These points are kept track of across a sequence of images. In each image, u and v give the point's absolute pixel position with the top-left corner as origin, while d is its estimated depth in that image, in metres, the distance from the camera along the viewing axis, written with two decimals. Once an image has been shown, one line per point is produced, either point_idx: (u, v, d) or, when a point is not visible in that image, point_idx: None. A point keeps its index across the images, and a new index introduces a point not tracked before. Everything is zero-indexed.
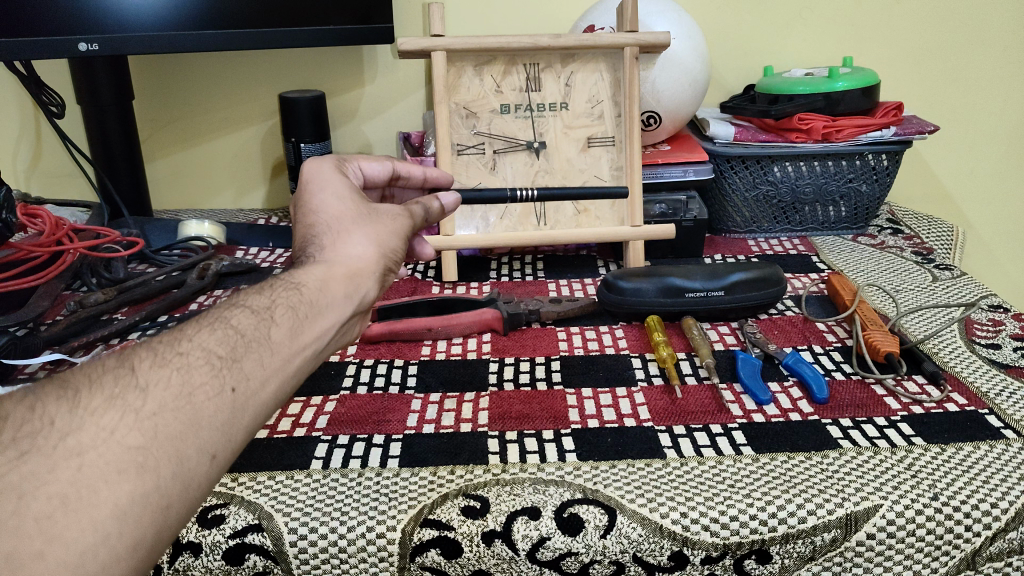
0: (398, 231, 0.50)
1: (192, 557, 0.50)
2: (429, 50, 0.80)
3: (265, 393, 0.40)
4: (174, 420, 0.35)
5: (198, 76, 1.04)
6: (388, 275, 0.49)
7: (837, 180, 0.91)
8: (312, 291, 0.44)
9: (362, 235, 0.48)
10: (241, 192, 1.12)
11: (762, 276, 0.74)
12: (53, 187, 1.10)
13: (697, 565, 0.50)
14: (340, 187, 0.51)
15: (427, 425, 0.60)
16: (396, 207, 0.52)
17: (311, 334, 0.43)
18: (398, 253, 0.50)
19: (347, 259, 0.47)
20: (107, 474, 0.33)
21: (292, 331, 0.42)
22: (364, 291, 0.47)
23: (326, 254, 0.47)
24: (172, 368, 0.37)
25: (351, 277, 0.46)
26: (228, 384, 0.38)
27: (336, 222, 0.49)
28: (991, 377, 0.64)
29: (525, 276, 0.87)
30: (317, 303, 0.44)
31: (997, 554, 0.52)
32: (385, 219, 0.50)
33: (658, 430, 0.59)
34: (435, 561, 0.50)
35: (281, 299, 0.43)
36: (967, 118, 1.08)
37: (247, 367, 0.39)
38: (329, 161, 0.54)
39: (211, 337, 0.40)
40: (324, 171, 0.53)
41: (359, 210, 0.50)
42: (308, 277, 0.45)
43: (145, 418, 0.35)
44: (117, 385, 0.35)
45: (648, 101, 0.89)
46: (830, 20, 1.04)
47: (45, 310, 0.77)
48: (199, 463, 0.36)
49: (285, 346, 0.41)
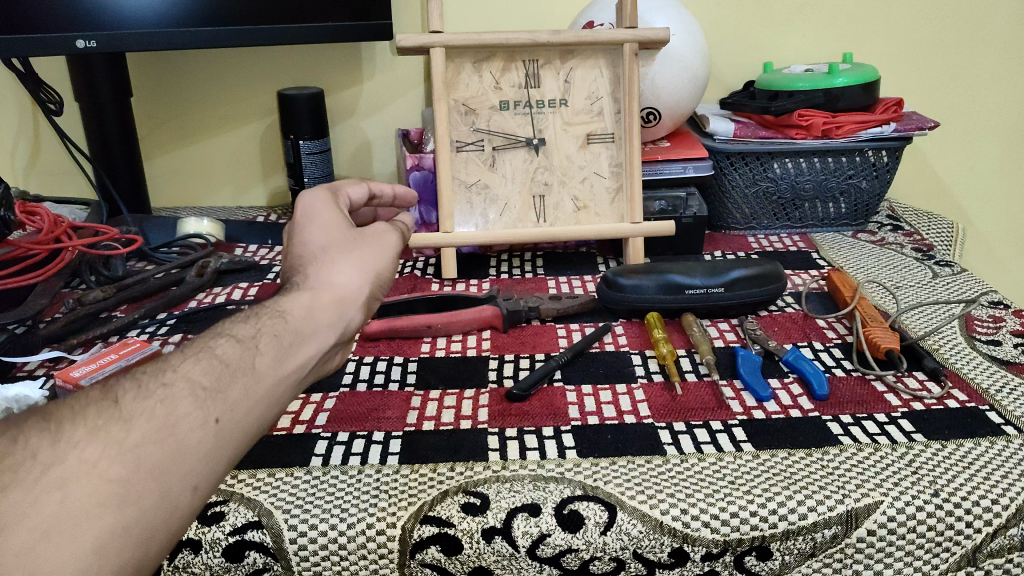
0: (386, 254, 0.51)
1: (192, 554, 0.50)
2: (427, 46, 0.80)
3: (248, 423, 0.40)
4: (158, 451, 0.36)
5: (197, 73, 1.04)
6: (377, 298, 0.50)
7: (837, 177, 0.90)
8: (297, 319, 0.45)
9: (349, 260, 0.49)
10: (239, 190, 1.12)
11: (763, 272, 0.74)
12: (52, 185, 1.10)
13: (697, 562, 0.50)
14: (331, 215, 0.52)
15: (428, 422, 0.60)
16: (387, 230, 0.52)
17: (294, 362, 0.43)
18: (385, 281, 0.50)
19: (333, 285, 0.47)
20: (89, 507, 0.32)
21: (277, 358, 0.43)
22: (351, 317, 0.47)
23: (311, 281, 0.47)
24: (156, 399, 0.37)
25: (337, 303, 0.47)
26: (211, 414, 0.38)
27: (325, 249, 0.49)
28: (991, 373, 0.64)
29: (525, 273, 0.87)
30: (301, 331, 0.44)
31: (998, 550, 0.51)
32: (374, 248, 0.50)
33: (659, 426, 0.59)
34: (435, 558, 0.50)
35: (266, 328, 0.44)
36: (967, 114, 1.08)
37: (231, 398, 0.39)
38: (322, 188, 0.55)
39: (195, 367, 0.40)
40: (314, 198, 0.53)
41: (349, 238, 0.50)
42: (292, 305, 0.45)
43: (128, 450, 0.35)
44: (100, 417, 0.35)
45: (648, 97, 0.89)
46: (830, 16, 1.03)
47: (44, 308, 0.76)
48: (182, 494, 0.36)
49: (269, 373, 0.42)
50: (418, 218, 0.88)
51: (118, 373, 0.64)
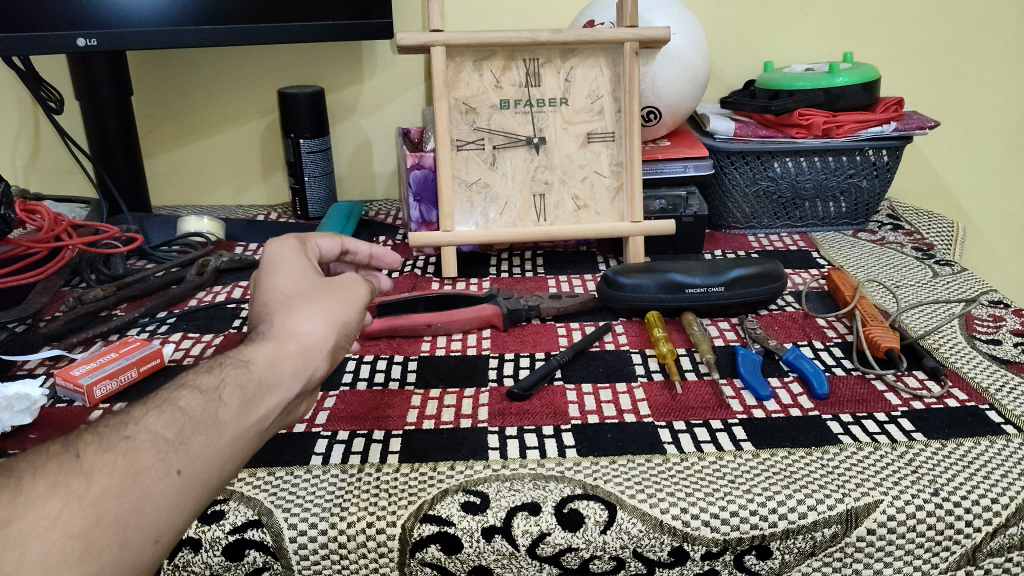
0: (355, 302, 0.50)
1: (192, 553, 0.50)
2: (428, 45, 0.80)
3: (213, 470, 0.40)
4: (118, 505, 0.37)
5: (197, 71, 1.04)
6: (344, 346, 0.49)
7: (837, 176, 0.90)
8: (260, 368, 0.44)
9: (316, 309, 0.48)
10: (239, 188, 1.11)
11: (763, 272, 0.74)
12: (52, 183, 1.10)
13: (697, 561, 0.50)
14: (298, 264, 0.51)
15: (428, 421, 0.60)
16: (356, 277, 0.52)
17: (258, 412, 0.43)
18: (353, 327, 0.49)
19: (297, 334, 0.46)
20: (47, 563, 0.34)
21: (240, 409, 0.42)
22: (316, 366, 0.47)
23: (276, 330, 0.47)
24: (117, 452, 0.38)
25: (301, 353, 0.46)
26: (173, 466, 0.39)
27: (291, 298, 0.48)
28: (991, 372, 0.64)
29: (525, 272, 0.87)
30: (266, 381, 0.44)
31: (998, 549, 0.51)
32: (341, 293, 0.50)
33: (659, 425, 0.59)
34: (435, 557, 0.50)
35: (230, 378, 0.43)
36: (967, 113, 1.08)
37: (194, 449, 0.40)
38: (292, 238, 0.54)
39: (157, 420, 0.40)
40: (282, 247, 0.52)
41: (316, 285, 0.50)
42: (256, 354, 0.45)
43: (88, 505, 0.36)
44: (61, 472, 0.37)
45: (648, 96, 0.88)
46: (830, 15, 1.03)
47: (44, 307, 0.76)
48: (142, 547, 0.37)
49: (232, 425, 0.42)
50: (418, 216, 0.88)
51: (120, 371, 0.64)
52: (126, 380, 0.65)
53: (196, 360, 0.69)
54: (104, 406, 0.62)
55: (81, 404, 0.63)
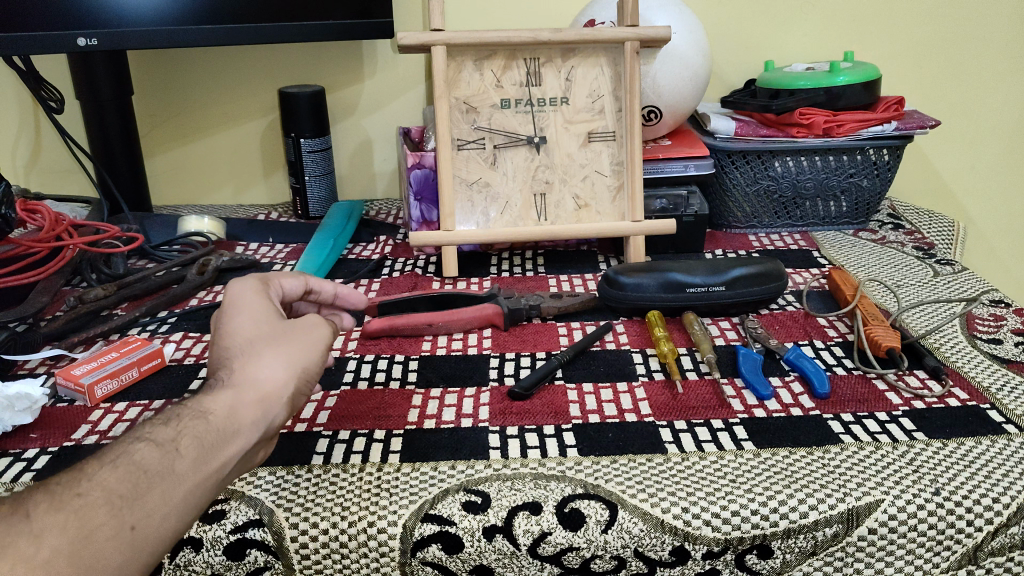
0: (317, 348, 0.49)
1: (193, 552, 0.50)
2: (428, 45, 0.80)
3: (168, 524, 0.40)
4: (68, 565, 0.36)
5: (197, 70, 1.04)
6: (303, 394, 0.49)
7: (838, 175, 0.90)
8: (220, 418, 0.44)
9: (276, 357, 0.47)
10: (240, 187, 1.11)
11: (763, 271, 0.74)
12: (53, 183, 1.10)
13: (697, 560, 0.50)
14: (261, 306, 0.50)
15: (429, 420, 0.60)
16: (320, 321, 0.51)
17: (217, 463, 0.43)
18: (314, 372, 0.49)
19: (257, 381, 0.46)
20: None
21: (198, 460, 0.42)
22: (274, 416, 0.46)
23: (235, 377, 0.46)
24: (68, 511, 0.38)
25: (261, 402, 0.45)
26: (127, 522, 0.39)
27: (251, 343, 0.48)
28: (992, 371, 0.64)
29: (526, 271, 0.87)
30: (225, 431, 0.44)
31: (999, 548, 0.51)
32: (304, 337, 0.49)
33: (659, 425, 0.59)
34: (436, 556, 0.50)
35: (188, 430, 0.43)
36: (967, 113, 1.08)
37: (149, 504, 0.40)
38: (256, 278, 0.53)
39: (111, 475, 0.40)
40: (245, 288, 0.52)
41: (278, 328, 0.49)
42: (215, 404, 0.44)
43: (36, 568, 0.36)
44: (8, 534, 0.36)
45: (649, 95, 0.88)
46: (830, 15, 1.03)
47: (45, 306, 0.76)
48: None
49: (190, 476, 0.41)
50: (419, 216, 0.88)
51: (120, 370, 0.64)
52: (126, 379, 0.65)
53: (197, 360, 0.69)
54: (105, 405, 0.62)
55: (82, 403, 0.63)
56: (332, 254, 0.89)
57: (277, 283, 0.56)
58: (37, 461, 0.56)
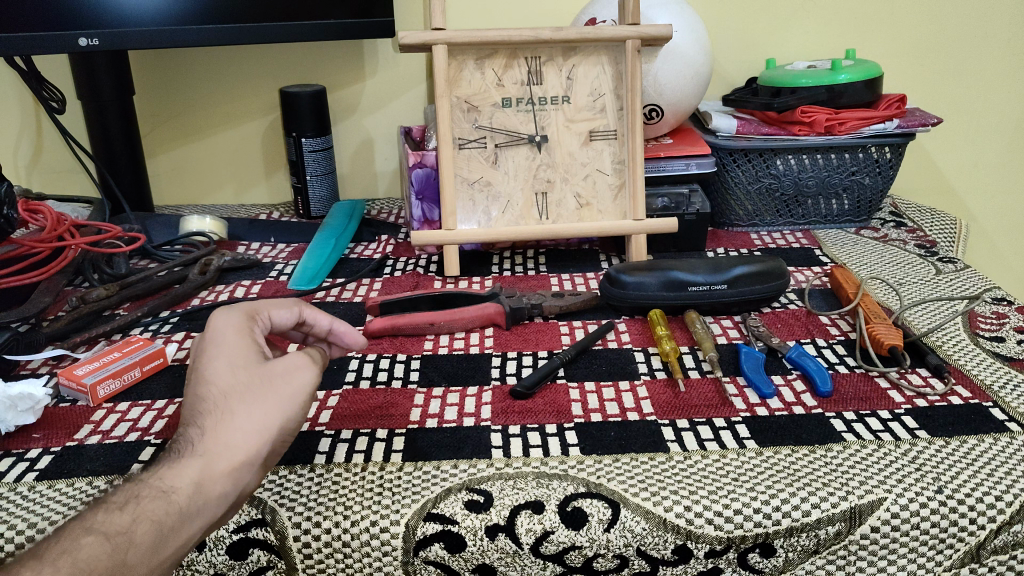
0: (295, 400, 0.47)
1: (196, 552, 0.50)
2: (429, 43, 0.80)
3: None
4: None
5: (198, 71, 1.04)
6: (279, 450, 0.47)
7: (840, 173, 0.90)
8: (182, 497, 0.43)
9: (249, 417, 0.46)
10: (241, 187, 1.12)
11: (765, 269, 0.74)
12: (55, 182, 1.10)
13: (700, 559, 0.50)
14: (238, 353, 0.49)
15: (431, 419, 0.60)
16: (303, 365, 0.49)
17: (176, 543, 0.43)
18: (291, 427, 0.47)
19: (227, 448, 0.45)
20: None
21: (155, 545, 0.42)
22: (246, 481, 0.45)
23: (205, 442, 0.45)
24: None
25: (230, 472, 0.44)
26: None
27: (223, 401, 0.46)
28: (995, 369, 0.64)
29: (529, 270, 0.87)
30: (187, 511, 0.43)
31: (1002, 547, 0.51)
32: (280, 390, 0.47)
33: (662, 423, 0.59)
34: (438, 556, 0.50)
35: (145, 514, 0.42)
36: (968, 110, 1.08)
37: None
38: (240, 317, 0.51)
39: None
40: (226, 331, 0.50)
41: (254, 380, 0.47)
42: (179, 479, 0.43)
43: None
44: None
45: (649, 93, 0.88)
46: (831, 13, 1.03)
47: (47, 307, 0.76)
48: None
49: (145, 562, 0.41)
50: (420, 215, 0.88)
51: (122, 370, 0.64)
52: (129, 379, 0.65)
53: None
54: (107, 405, 0.63)
55: (84, 403, 0.63)
56: (332, 255, 0.89)
57: (264, 317, 0.53)
58: (39, 461, 0.56)
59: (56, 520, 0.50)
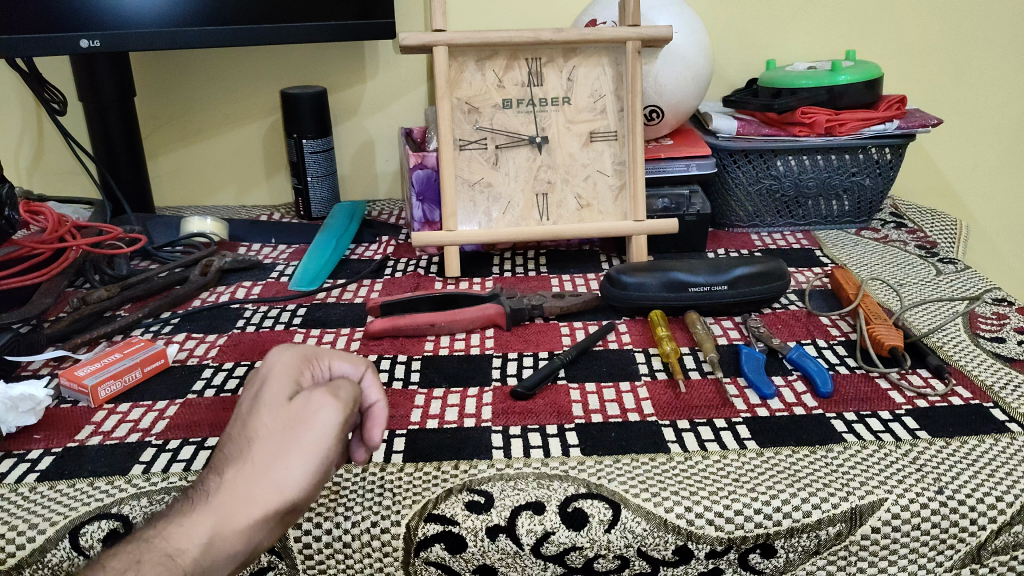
0: (313, 449, 0.44)
1: None
2: (429, 44, 0.80)
3: None
4: None
5: (199, 72, 1.04)
6: (302, 506, 0.45)
7: (840, 174, 0.90)
8: (189, 556, 0.42)
9: (266, 470, 0.44)
10: (243, 189, 1.12)
11: (766, 270, 0.74)
12: (56, 184, 1.10)
13: (701, 559, 0.50)
14: (268, 397, 0.47)
15: (432, 420, 0.60)
16: (323, 407, 0.45)
17: None
18: (313, 483, 0.44)
19: (241, 505, 0.43)
20: None
21: None
22: (261, 536, 0.44)
23: (221, 498, 0.44)
24: None
25: (241, 531, 0.43)
26: None
27: (245, 453, 0.45)
28: (995, 370, 0.64)
29: (529, 271, 0.87)
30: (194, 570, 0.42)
31: (1003, 547, 0.51)
32: (300, 443, 0.44)
33: (663, 424, 0.59)
34: (439, 556, 0.50)
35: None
36: (969, 111, 1.08)
37: None
38: (291, 360, 0.49)
39: None
40: (270, 375, 0.48)
41: (278, 431, 0.45)
42: (190, 537, 0.42)
43: None
44: None
45: (650, 94, 0.88)
46: (831, 14, 1.03)
47: (48, 308, 0.76)
48: None
49: None
50: (421, 216, 0.88)
51: (123, 371, 0.64)
52: (130, 379, 0.65)
53: (200, 361, 0.69)
54: (108, 406, 0.63)
55: (85, 404, 0.63)
56: (333, 256, 0.89)
57: (321, 360, 0.51)
58: (41, 462, 0.56)
59: (57, 521, 0.50)
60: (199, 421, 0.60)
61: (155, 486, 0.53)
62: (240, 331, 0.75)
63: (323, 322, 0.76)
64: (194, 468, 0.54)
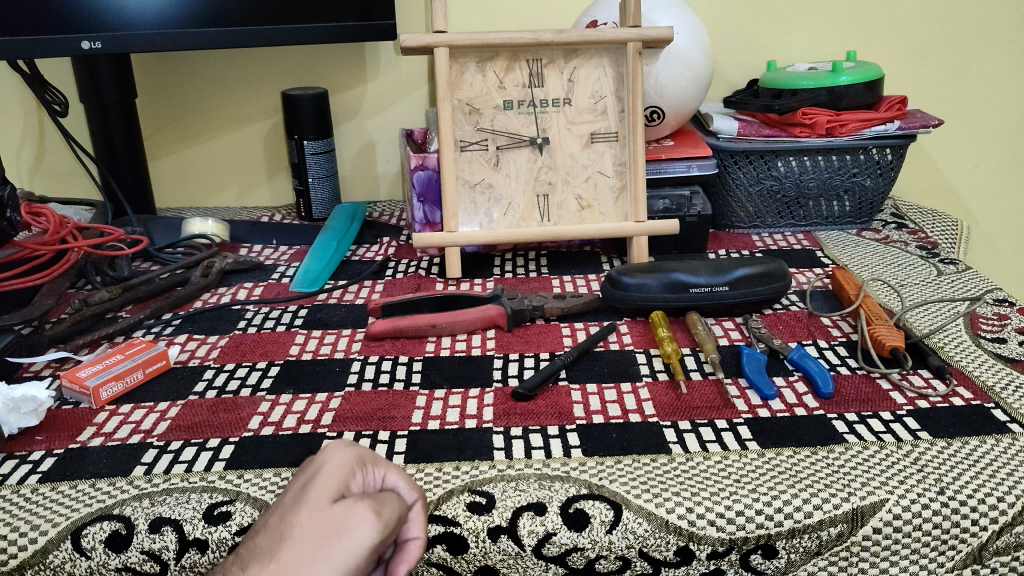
0: (338, 568, 0.41)
1: (199, 553, 0.50)
2: (430, 46, 0.80)
3: None
4: None
5: (200, 74, 1.04)
6: None
7: (841, 175, 0.90)
8: None
9: None
10: (244, 190, 1.12)
11: (767, 271, 0.74)
12: (57, 185, 1.10)
13: (703, 560, 0.50)
14: (311, 498, 0.44)
15: (433, 421, 0.60)
16: (362, 524, 0.42)
17: None
18: None
19: None
20: None
21: None
22: None
23: None
24: None
25: None
26: None
27: (273, 552, 0.42)
28: (997, 370, 0.64)
29: (530, 272, 0.87)
30: None
31: (1004, 548, 0.51)
32: (326, 561, 0.41)
33: (664, 425, 0.59)
34: (441, 557, 0.51)
35: None
36: (969, 112, 1.08)
37: None
38: (345, 460, 0.46)
39: None
40: (321, 472, 0.45)
41: (308, 539, 0.42)
42: None
43: None
44: None
45: (651, 96, 0.88)
46: (832, 15, 1.03)
47: (49, 309, 0.76)
48: None
49: None
50: (422, 217, 0.88)
51: (124, 372, 0.64)
52: (132, 380, 0.65)
53: (201, 362, 0.69)
54: (110, 407, 0.63)
55: (87, 405, 0.63)
56: (334, 257, 0.89)
57: (377, 467, 0.47)
58: (42, 464, 0.56)
59: (59, 522, 0.50)
60: (200, 422, 0.60)
61: (156, 487, 0.53)
62: (241, 333, 0.75)
63: (324, 323, 0.76)
64: (196, 470, 0.55)
